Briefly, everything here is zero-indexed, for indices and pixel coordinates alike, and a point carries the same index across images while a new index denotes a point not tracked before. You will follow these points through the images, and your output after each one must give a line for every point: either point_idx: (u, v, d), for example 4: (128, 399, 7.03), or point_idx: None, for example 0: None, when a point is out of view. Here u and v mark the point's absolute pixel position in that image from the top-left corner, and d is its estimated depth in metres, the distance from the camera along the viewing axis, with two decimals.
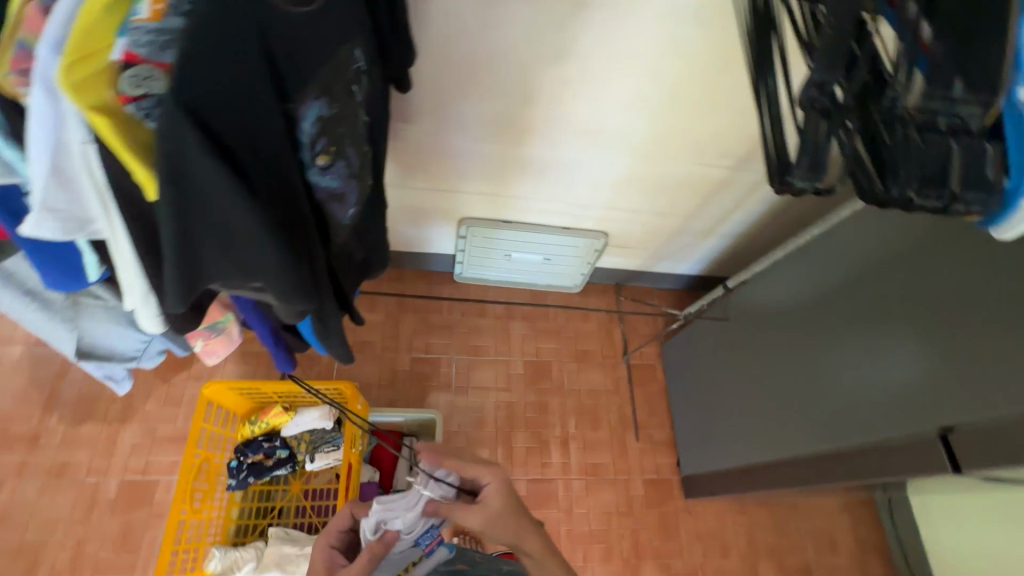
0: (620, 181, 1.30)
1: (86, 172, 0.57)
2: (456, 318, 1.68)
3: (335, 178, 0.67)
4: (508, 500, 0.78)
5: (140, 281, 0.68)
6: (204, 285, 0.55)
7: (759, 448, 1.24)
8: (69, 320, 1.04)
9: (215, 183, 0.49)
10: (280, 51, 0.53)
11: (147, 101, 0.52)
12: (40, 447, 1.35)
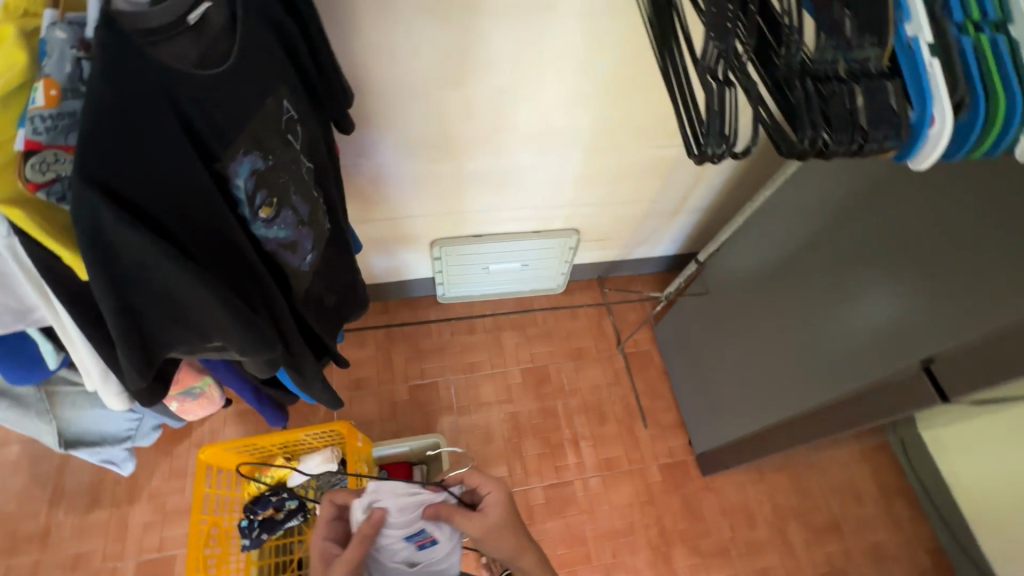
0: (575, 178, 1.32)
1: (16, 265, 0.56)
2: (447, 339, 1.68)
3: (283, 228, 0.69)
4: (509, 513, 0.86)
5: (95, 362, 0.66)
6: (159, 354, 0.56)
7: (762, 412, 1.24)
8: (44, 413, 1.05)
9: (147, 255, 0.48)
10: (192, 112, 0.54)
11: (58, 185, 0.51)
12: (52, 543, 1.34)
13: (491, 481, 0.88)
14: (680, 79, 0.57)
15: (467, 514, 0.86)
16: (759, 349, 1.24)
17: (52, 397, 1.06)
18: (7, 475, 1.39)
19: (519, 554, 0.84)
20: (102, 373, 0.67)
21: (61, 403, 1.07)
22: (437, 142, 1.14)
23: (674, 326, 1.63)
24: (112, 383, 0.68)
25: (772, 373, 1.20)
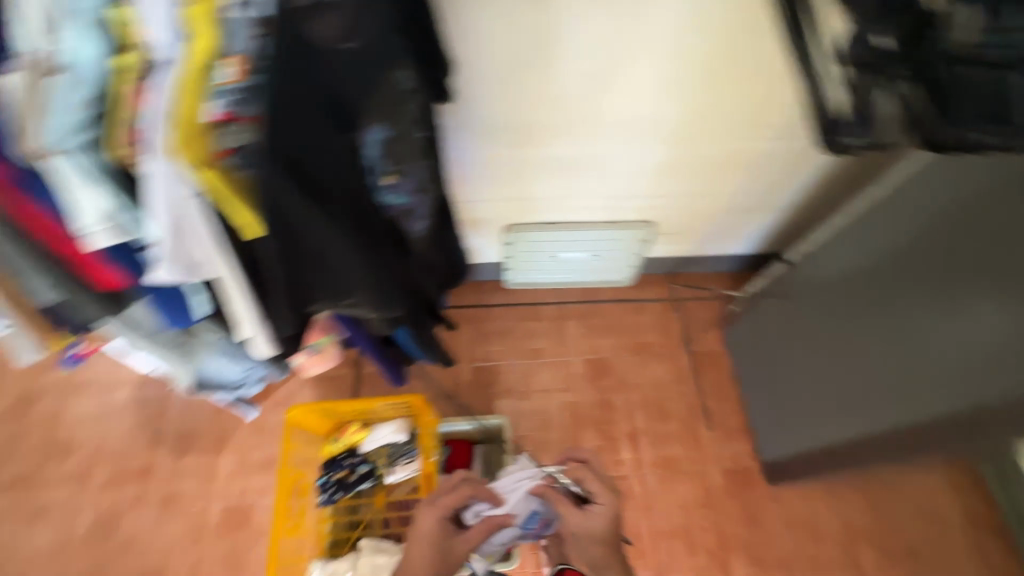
0: (655, 170, 1.29)
1: (201, 223, 0.68)
2: (511, 323, 1.70)
3: (402, 194, 0.74)
4: (614, 520, 0.89)
5: (249, 310, 0.81)
6: (302, 290, 0.75)
7: (844, 424, 1.17)
8: (184, 355, 1.13)
9: (304, 214, 0.64)
10: (341, 90, 0.61)
11: (239, 153, 0.65)
12: (152, 479, 1.49)
13: (606, 494, 0.91)
14: (820, 69, 0.65)
15: (575, 511, 0.90)
16: (842, 359, 1.17)
17: (189, 341, 1.12)
18: (117, 415, 1.56)
19: (607, 567, 0.85)
20: (256, 316, 0.82)
21: (194, 349, 1.14)
22: (522, 126, 1.14)
23: (748, 327, 1.56)
24: (262, 326, 0.84)
25: (857, 384, 1.12)
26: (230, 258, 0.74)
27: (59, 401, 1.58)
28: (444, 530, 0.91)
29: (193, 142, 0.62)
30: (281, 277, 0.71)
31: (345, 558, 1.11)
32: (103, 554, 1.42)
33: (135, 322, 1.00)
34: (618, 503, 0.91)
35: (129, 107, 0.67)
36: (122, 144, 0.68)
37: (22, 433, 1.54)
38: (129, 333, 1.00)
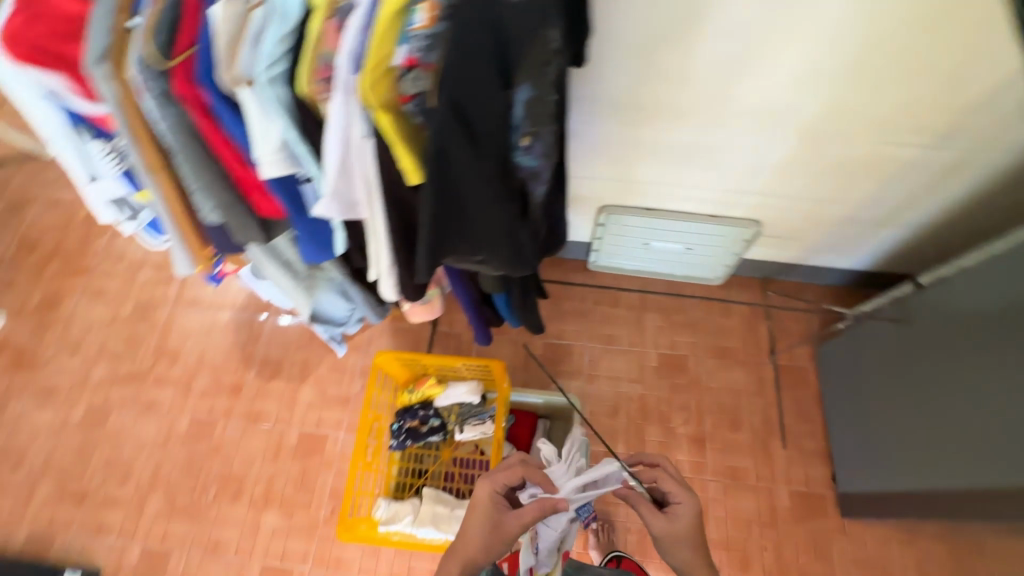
0: (779, 167, 1.20)
1: (366, 164, 0.73)
2: (589, 306, 1.68)
3: (534, 157, 0.73)
4: (699, 524, 0.86)
5: (387, 257, 0.84)
6: (444, 247, 0.76)
7: (947, 470, 1.07)
8: (308, 287, 1.12)
9: (465, 163, 0.67)
10: (509, 44, 0.62)
11: (417, 99, 0.68)
12: (241, 396, 1.63)
13: (684, 493, 0.88)
14: None
15: (655, 512, 0.87)
16: (952, 402, 1.07)
17: (311, 274, 1.13)
18: (218, 333, 1.72)
19: (693, 566, 0.85)
20: (389, 264, 0.85)
21: (314, 283, 1.14)
22: (648, 106, 1.09)
23: (844, 345, 1.43)
24: (392, 274, 0.87)
25: (971, 431, 1.02)
26: (381, 204, 0.77)
27: (172, 313, 1.76)
28: (498, 501, 0.89)
29: (379, 84, 0.66)
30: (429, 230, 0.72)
31: (408, 501, 1.16)
32: (195, 453, 1.56)
33: (276, 250, 1.03)
34: (699, 507, 0.87)
35: (324, 45, 0.69)
36: (313, 80, 0.69)
37: (139, 336, 1.73)
38: (268, 257, 1.02)
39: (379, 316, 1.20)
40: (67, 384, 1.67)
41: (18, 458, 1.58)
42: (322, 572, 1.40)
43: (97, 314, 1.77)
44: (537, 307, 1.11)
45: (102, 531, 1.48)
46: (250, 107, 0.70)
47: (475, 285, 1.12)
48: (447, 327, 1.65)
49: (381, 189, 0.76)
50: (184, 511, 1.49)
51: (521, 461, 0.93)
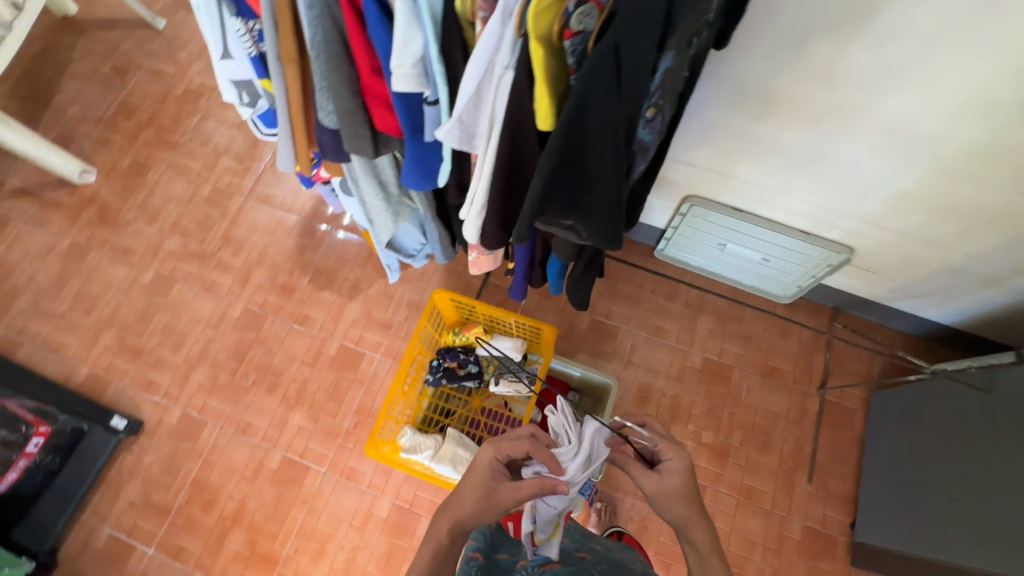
0: (900, 197, 1.10)
1: (499, 99, 0.70)
2: (644, 293, 1.64)
3: (649, 132, 0.74)
4: (693, 483, 0.78)
5: (482, 199, 0.83)
6: (545, 206, 0.73)
7: (967, 547, 1.01)
8: (395, 214, 1.11)
9: (598, 125, 0.63)
10: (682, 7, 0.56)
11: (578, 38, 0.63)
12: (293, 298, 1.69)
13: (673, 447, 0.80)
14: None
15: (645, 470, 0.79)
16: (996, 482, 0.99)
17: (400, 201, 1.10)
18: (283, 234, 1.77)
19: (691, 525, 0.76)
20: (481, 206, 0.84)
21: (400, 211, 1.12)
22: (782, 98, 1.00)
23: (904, 399, 1.35)
24: (479, 218, 0.86)
25: (1006, 515, 0.95)
26: (496, 142, 0.75)
27: (244, 204, 1.82)
28: (496, 470, 0.78)
29: (545, 13, 0.60)
30: (541, 182, 0.69)
31: (431, 436, 1.19)
32: (242, 340, 1.65)
33: (377, 170, 1.01)
34: (689, 463, 0.79)
35: None
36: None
37: (211, 219, 1.81)
38: (369, 174, 1.00)
39: (448, 257, 1.21)
40: (141, 248, 1.78)
41: (89, 304, 1.71)
42: (335, 477, 1.48)
43: (178, 190, 1.85)
44: (592, 285, 1.07)
45: (150, 388, 1.60)
46: (402, 13, 0.67)
47: (540, 244, 1.10)
48: (498, 280, 1.65)
49: (502, 130, 0.73)
50: (223, 389, 1.59)
51: (530, 434, 0.82)
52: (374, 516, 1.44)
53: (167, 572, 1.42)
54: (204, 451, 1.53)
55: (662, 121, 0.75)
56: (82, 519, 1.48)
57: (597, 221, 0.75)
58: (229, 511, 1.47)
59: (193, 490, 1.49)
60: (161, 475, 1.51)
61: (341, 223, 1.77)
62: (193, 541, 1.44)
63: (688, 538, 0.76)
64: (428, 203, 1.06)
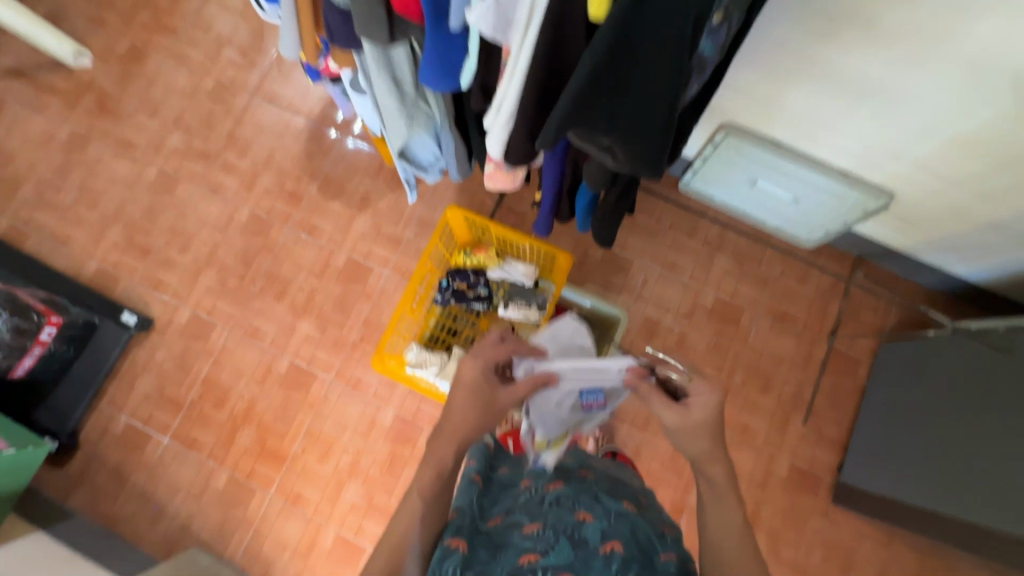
0: (963, 139, 1.00)
1: None
2: (663, 227, 1.58)
3: (711, 44, 0.66)
4: (718, 424, 0.75)
5: (512, 105, 0.76)
6: (581, 117, 0.66)
7: (966, 498, 1.04)
8: (410, 118, 1.00)
9: (658, 20, 0.56)
10: None
11: None
12: (301, 206, 1.64)
13: (706, 385, 0.76)
14: None
15: (669, 404, 0.76)
16: (1004, 439, 1.00)
17: (417, 105, 1.00)
18: (291, 137, 1.69)
19: (710, 460, 0.73)
20: (508, 114, 0.78)
21: (416, 117, 1.02)
22: (853, 15, 0.88)
23: (914, 351, 1.33)
24: (505, 129, 0.80)
25: (1009, 473, 0.96)
26: (535, 36, 0.66)
27: (250, 102, 1.72)
28: (490, 376, 0.78)
29: None
30: (581, 81, 0.61)
31: (437, 354, 1.19)
32: (249, 246, 1.62)
33: (392, 64, 0.91)
34: (718, 401, 0.75)
35: None
36: None
37: (216, 116, 1.72)
38: (384, 70, 0.89)
39: (462, 174, 1.16)
40: (143, 142, 1.71)
41: (94, 198, 1.67)
42: (341, 386, 1.52)
43: (179, 82, 1.74)
44: (622, 220, 1.03)
45: (159, 287, 1.61)
46: None
47: (569, 172, 1.02)
48: (513, 203, 1.59)
49: (543, 24, 0.64)
50: (231, 293, 1.60)
51: (501, 337, 0.84)
52: (378, 424, 1.49)
53: (182, 460, 1.50)
54: (214, 352, 1.56)
55: (727, 33, 0.67)
56: (100, 406, 1.54)
57: (638, 135, 0.68)
58: (239, 410, 1.52)
59: (205, 387, 1.54)
60: (173, 371, 1.56)
61: (352, 130, 1.68)
62: (206, 434, 1.51)
63: (704, 473, 0.74)
64: (448, 109, 0.99)
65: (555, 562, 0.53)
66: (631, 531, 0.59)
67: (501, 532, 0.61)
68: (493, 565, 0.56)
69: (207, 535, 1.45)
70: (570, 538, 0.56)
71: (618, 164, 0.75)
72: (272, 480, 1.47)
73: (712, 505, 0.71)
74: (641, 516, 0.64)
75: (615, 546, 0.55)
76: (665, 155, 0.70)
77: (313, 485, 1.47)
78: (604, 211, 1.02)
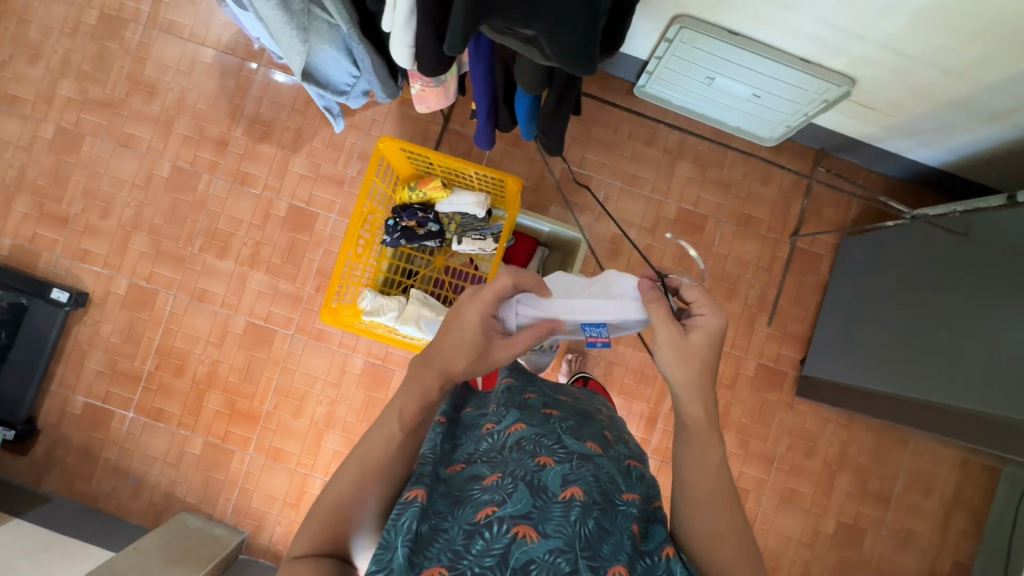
0: (929, 10, 0.91)
1: None
2: (621, 138, 1.51)
3: None
4: (711, 350, 0.69)
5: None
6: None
7: (914, 382, 1.09)
8: (303, 31, 0.86)
9: None
10: None
11: None
12: (228, 153, 1.49)
13: (710, 307, 0.71)
14: None
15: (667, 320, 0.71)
16: (960, 327, 1.02)
17: (309, 13, 0.86)
18: (201, 75, 1.50)
19: (694, 390, 0.68)
20: (406, 13, 0.70)
21: (312, 29, 0.88)
22: None
23: (874, 243, 1.35)
24: (408, 29, 0.72)
25: (966, 357, 0.99)
26: None
27: (145, 36, 1.50)
28: (488, 327, 0.68)
29: None
30: None
31: (394, 298, 1.15)
32: (179, 203, 1.49)
33: None
34: (720, 326, 0.70)
35: None
36: None
37: (109, 55, 1.50)
38: None
39: (390, 95, 1.06)
40: (31, 96, 1.49)
41: None
42: (304, 339, 1.47)
43: (57, 17, 1.50)
44: (567, 124, 0.94)
45: (87, 257, 1.48)
46: None
47: (500, 74, 0.93)
48: (460, 127, 1.47)
49: None
50: (169, 256, 1.48)
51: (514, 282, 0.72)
52: (349, 372, 1.47)
53: (152, 431, 1.46)
54: (162, 319, 1.48)
55: None
56: (52, 389, 1.47)
57: (560, 27, 0.60)
58: (201, 375, 1.47)
59: (160, 356, 1.47)
60: (123, 344, 1.48)
61: (270, 60, 1.49)
62: (171, 404, 1.47)
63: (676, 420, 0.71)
64: (349, 17, 0.85)
65: (513, 513, 0.53)
66: (591, 473, 0.60)
67: (461, 483, 0.59)
68: (452, 517, 0.54)
69: (193, 499, 1.45)
70: (531, 486, 0.55)
71: (547, 59, 0.68)
72: (250, 440, 1.46)
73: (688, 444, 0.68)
74: (603, 454, 0.64)
75: (574, 492, 0.56)
76: (593, 50, 0.62)
77: (292, 439, 1.46)
78: (550, 123, 0.93)
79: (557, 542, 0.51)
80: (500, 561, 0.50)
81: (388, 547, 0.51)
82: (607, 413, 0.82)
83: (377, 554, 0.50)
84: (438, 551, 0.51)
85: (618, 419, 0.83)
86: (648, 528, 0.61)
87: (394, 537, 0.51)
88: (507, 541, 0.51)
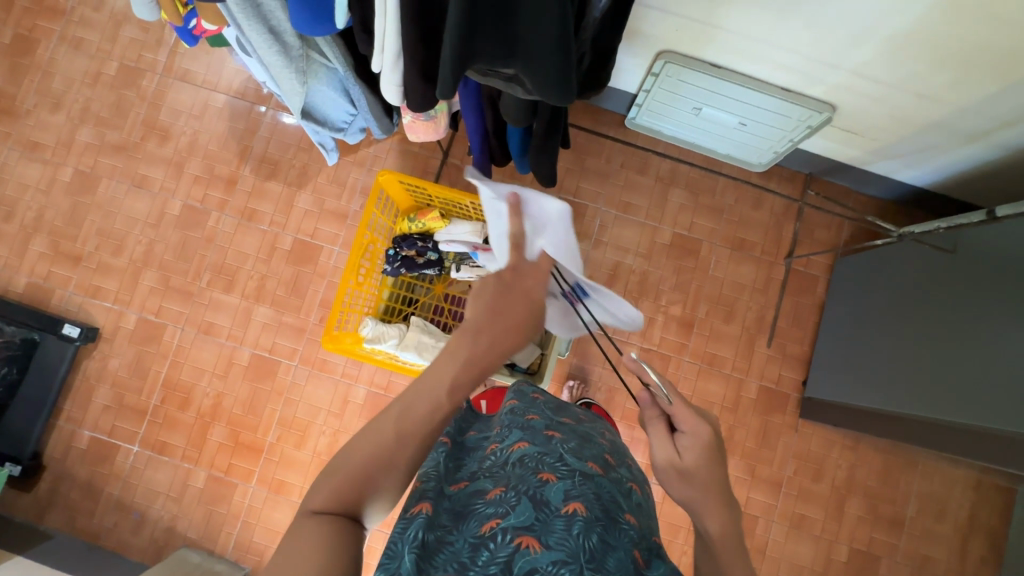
0: (896, 40, 0.96)
1: None
2: (614, 168, 1.56)
3: None
4: (710, 466, 0.67)
5: (394, 43, 0.74)
6: (470, 52, 0.64)
7: (913, 398, 1.08)
8: (302, 73, 0.92)
9: None
10: None
11: None
12: (237, 190, 1.55)
13: (690, 419, 0.69)
14: None
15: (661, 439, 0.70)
16: (956, 338, 1.03)
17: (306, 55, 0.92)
18: (212, 117, 1.58)
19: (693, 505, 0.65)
20: (394, 55, 0.76)
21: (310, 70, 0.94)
22: None
23: (869, 264, 1.36)
24: (396, 69, 0.77)
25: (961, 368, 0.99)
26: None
27: (162, 84, 1.59)
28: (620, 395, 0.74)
29: None
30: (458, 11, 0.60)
31: (394, 325, 1.17)
32: (187, 239, 1.54)
33: (261, 12, 0.82)
34: (711, 434, 0.68)
35: None
36: None
37: (126, 102, 1.58)
38: (255, 22, 0.81)
39: (385, 131, 1.10)
40: (52, 142, 1.58)
41: (8, 209, 1.56)
42: (307, 370, 1.49)
43: (80, 68, 1.60)
44: (555, 157, 0.98)
45: (98, 293, 1.52)
46: None
47: (490, 110, 0.99)
48: (459, 161, 1.52)
49: None
50: (177, 290, 1.52)
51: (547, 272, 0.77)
52: (351, 402, 1.48)
53: (156, 465, 1.47)
54: (169, 352, 1.50)
55: None
56: (59, 423, 1.48)
57: (536, 68, 0.66)
58: (206, 408, 1.49)
59: (166, 390, 1.49)
60: (129, 378, 1.50)
61: (278, 103, 1.57)
62: (176, 436, 1.48)
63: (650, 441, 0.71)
64: (344, 60, 0.92)
65: (517, 523, 0.54)
66: (593, 491, 0.60)
67: (466, 499, 0.59)
68: (456, 531, 0.55)
69: (194, 534, 1.44)
70: (533, 499, 0.56)
71: (529, 94, 0.73)
72: (253, 472, 1.46)
73: (713, 560, 0.62)
74: (604, 475, 0.65)
75: (576, 507, 0.56)
76: (571, 85, 0.67)
77: (294, 471, 1.46)
78: (539, 156, 0.98)
79: (561, 553, 0.52)
80: (504, 568, 0.50)
81: (395, 557, 0.51)
82: (615, 444, 0.81)
83: (383, 564, 0.51)
84: (444, 561, 0.52)
85: (622, 447, 0.82)
86: (650, 557, 0.59)
87: (400, 547, 0.52)
88: (511, 549, 0.52)
